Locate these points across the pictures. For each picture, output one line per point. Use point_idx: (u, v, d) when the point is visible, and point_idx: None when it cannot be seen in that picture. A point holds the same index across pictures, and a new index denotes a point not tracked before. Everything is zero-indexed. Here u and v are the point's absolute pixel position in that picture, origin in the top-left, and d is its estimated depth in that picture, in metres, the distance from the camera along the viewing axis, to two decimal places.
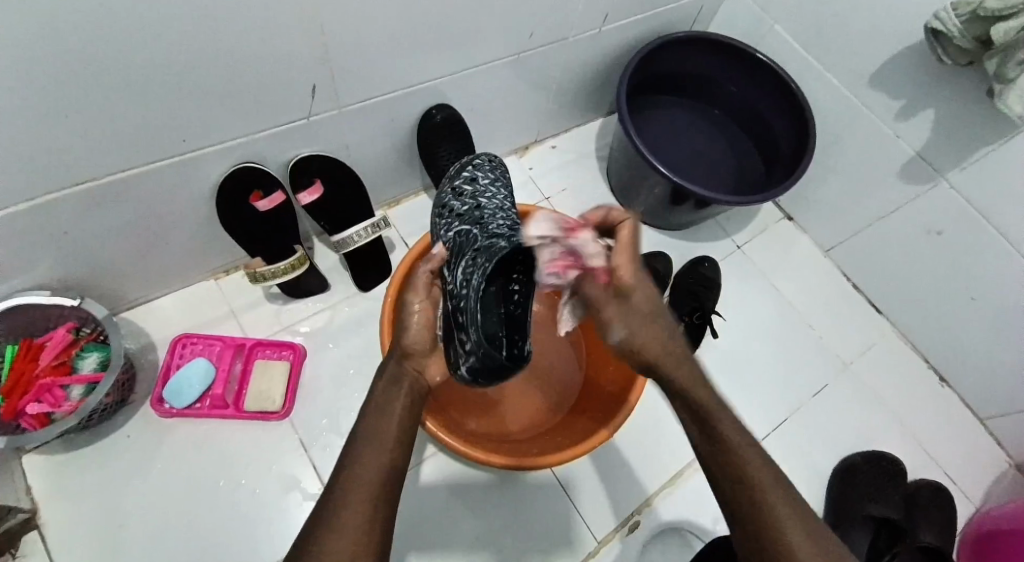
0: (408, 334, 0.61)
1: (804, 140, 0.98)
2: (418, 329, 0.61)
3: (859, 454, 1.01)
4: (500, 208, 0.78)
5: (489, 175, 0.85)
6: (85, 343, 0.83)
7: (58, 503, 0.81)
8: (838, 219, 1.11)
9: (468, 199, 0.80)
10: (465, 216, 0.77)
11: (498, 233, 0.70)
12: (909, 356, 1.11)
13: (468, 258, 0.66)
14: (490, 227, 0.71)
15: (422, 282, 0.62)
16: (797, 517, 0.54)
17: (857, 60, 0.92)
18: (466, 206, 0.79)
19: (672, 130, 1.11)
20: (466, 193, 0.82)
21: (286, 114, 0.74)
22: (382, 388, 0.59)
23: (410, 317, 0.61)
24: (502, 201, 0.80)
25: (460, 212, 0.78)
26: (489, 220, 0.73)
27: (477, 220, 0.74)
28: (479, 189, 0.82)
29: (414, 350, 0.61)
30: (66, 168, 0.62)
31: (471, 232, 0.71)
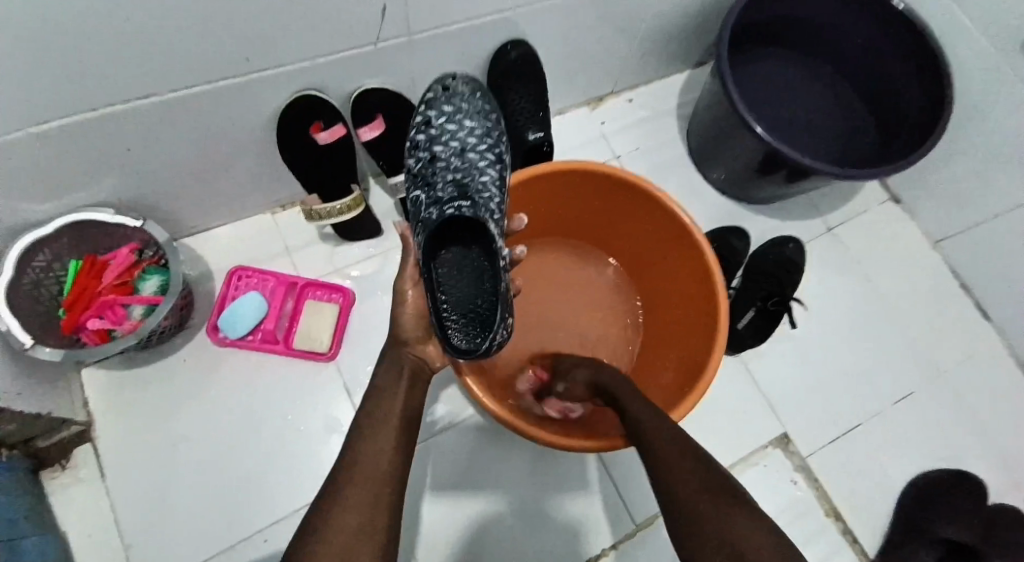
0: (398, 323, 0.63)
1: (937, 105, 0.85)
2: (410, 313, 0.63)
3: (941, 469, 0.92)
4: (455, 155, 0.69)
5: (444, 111, 0.71)
6: (146, 266, 0.83)
7: (111, 419, 0.83)
8: (955, 206, 0.97)
9: (423, 150, 0.70)
10: (417, 177, 0.69)
11: (440, 198, 0.66)
12: (1014, 369, 0.98)
13: (414, 236, 0.64)
14: (437, 190, 0.67)
15: (405, 272, 0.64)
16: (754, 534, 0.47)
17: (1017, 17, 0.78)
18: (418, 162, 0.70)
19: (774, 87, 1.00)
20: (421, 143, 0.70)
21: (353, 38, 0.68)
22: (382, 370, 0.60)
23: (401, 302, 0.64)
24: (461, 141, 0.70)
25: (414, 172, 0.70)
26: (437, 179, 0.68)
27: (427, 181, 0.68)
28: (434, 134, 0.70)
29: (410, 336, 0.63)
30: (125, 81, 0.60)
31: (419, 199, 0.67)
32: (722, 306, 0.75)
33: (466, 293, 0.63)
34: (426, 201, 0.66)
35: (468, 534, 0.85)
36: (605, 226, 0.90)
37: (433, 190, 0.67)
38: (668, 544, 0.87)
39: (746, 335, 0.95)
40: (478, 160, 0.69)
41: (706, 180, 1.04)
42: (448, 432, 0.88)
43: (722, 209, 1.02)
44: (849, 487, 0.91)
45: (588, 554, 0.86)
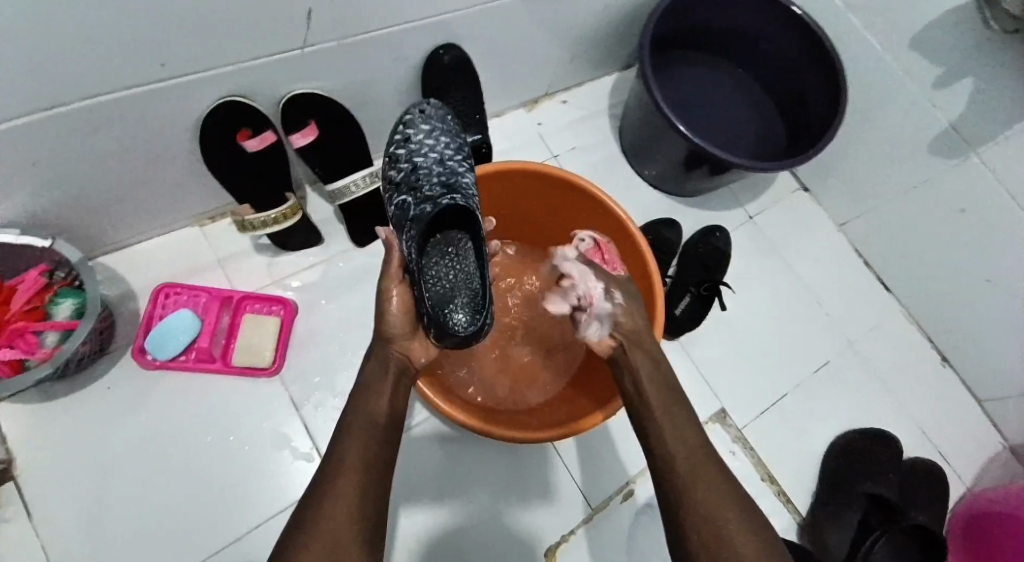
0: (387, 321, 0.62)
1: (834, 101, 0.93)
2: (397, 311, 0.62)
3: (857, 430, 1.00)
4: (437, 162, 0.71)
5: (424, 129, 0.74)
6: (58, 288, 0.77)
7: (32, 456, 0.77)
8: (857, 191, 1.07)
9: (404, 163, 0.71)
10: (402, 185, 0.69)
11: (430, 194, 0.67)
12: (914, 335, 1.09)
13: (405, 234, 0.64)
14: (425, 191, 0.67)
15: (393, 269, 0.62)
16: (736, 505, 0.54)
17: (897, 20, 0.87)
18: (401, 173, 0.70)
19: (694, 88, 1.06)
20: (401, 156, 0.72)
21: (283, 42, 0.67)
22: (368, 368, 0.61)
23: (386, 301, 0.62)
24: (439, 152, 0.73)
25: (398, 182, 0.70)
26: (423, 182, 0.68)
27: (413, 186, 0.68)
28: (415, 148, 0.72)
29: (395, 334, 0.62)
30: (35, 88, 0.56)
31: (407, 202, 0.67)
32: (656, 285, 0.80)
33: (454, 285, 0.65)
34: (415, 201, 0.67)
35: (432, 537, 0.85)
36: (549, 216, 0.91)
37: (420, 191, 0.67)
38: (624, 525, 0.90)
39: (682, 321, 0.99)
40: (459, 170, 0.72)
41: (638, 176, 1.08)
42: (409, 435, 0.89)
43: (653, 204, 1.08)
44: (781, 455, 0.98)
45: (551, 541, 0.88)
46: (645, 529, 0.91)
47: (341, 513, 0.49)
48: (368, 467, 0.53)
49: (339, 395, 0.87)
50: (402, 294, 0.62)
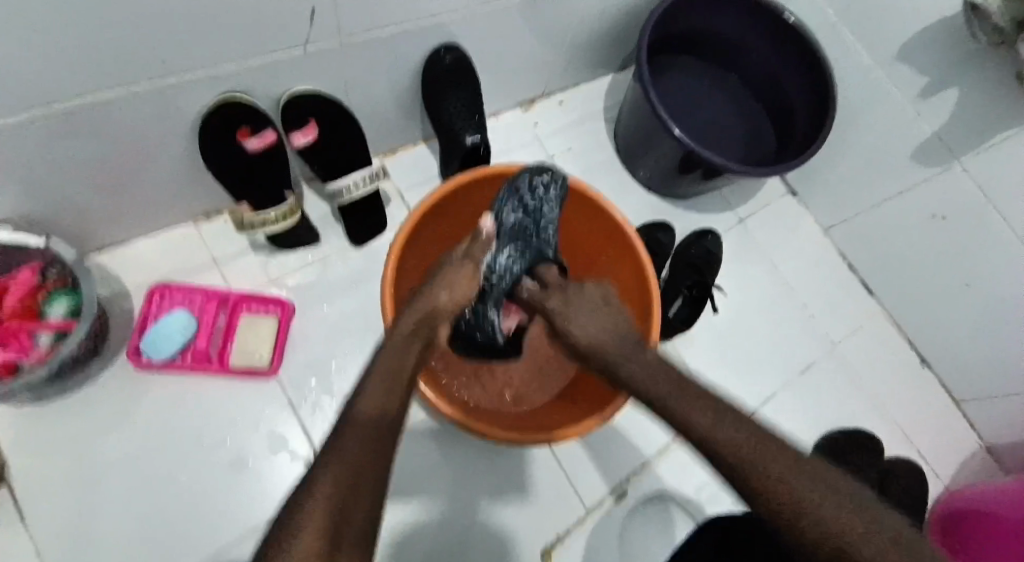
0: (444, 298, 0.62)
1: (823, 108, 0.95)
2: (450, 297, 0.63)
3: (840, 430, 1.03)
4: (559, 213, 0.79)
5: (559, 190, 0.78)
6: (51, 288, 0.76)
7: (25, 456, 0.76)
8: (844, 196, 1.10)
9: (538, 194, 0.77)
10: (528, 210, 0.76)
11: (549, 241, 0.77)
12: (893, 336, 1.13)
13: (514, 248, 0.74)
14: (547, 233, 0.76)
15: (474, 258, 0.67)
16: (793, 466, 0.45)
17: (885, 30, 0.89)
18: (534, 202, 0.76)
19: (687, 92, 1.08)
20: (540, 189, 0.77)
21: (282, 43, 0.67)
22: (392, 345, 0.56)
23: (458, 269, 0.65)
24: (558, 215, 0.79)
25: (525, 205, 0.76)
26: (547, 224, 0.77)
27: (537, 220, 0.76)
28: (540, 203, 0.77)
29: (444, 309, 0.63)
30: (30, 88, 0.55)
31: (526, 227, 0.75)
32: (653, 285, 0.82)
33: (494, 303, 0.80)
34: (536, 235, 0.76)
35: (430, 533, 0.87)
36: (573, 206, 0.88)
37: (542, 232, 0.76)
38: (616, 526, 0.92)
39: (677, 322, 1.01)
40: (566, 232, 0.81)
41: (633, 178, 1.10)
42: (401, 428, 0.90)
43: (647, 206, 1.09)
44: None
45: (546, 539, 0.90)
46: (635, 529, 0.93)
47: (330, 522, 0.40)
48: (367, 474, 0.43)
49: (337, 395, 0.87)
50: (469, 282, 0.65)
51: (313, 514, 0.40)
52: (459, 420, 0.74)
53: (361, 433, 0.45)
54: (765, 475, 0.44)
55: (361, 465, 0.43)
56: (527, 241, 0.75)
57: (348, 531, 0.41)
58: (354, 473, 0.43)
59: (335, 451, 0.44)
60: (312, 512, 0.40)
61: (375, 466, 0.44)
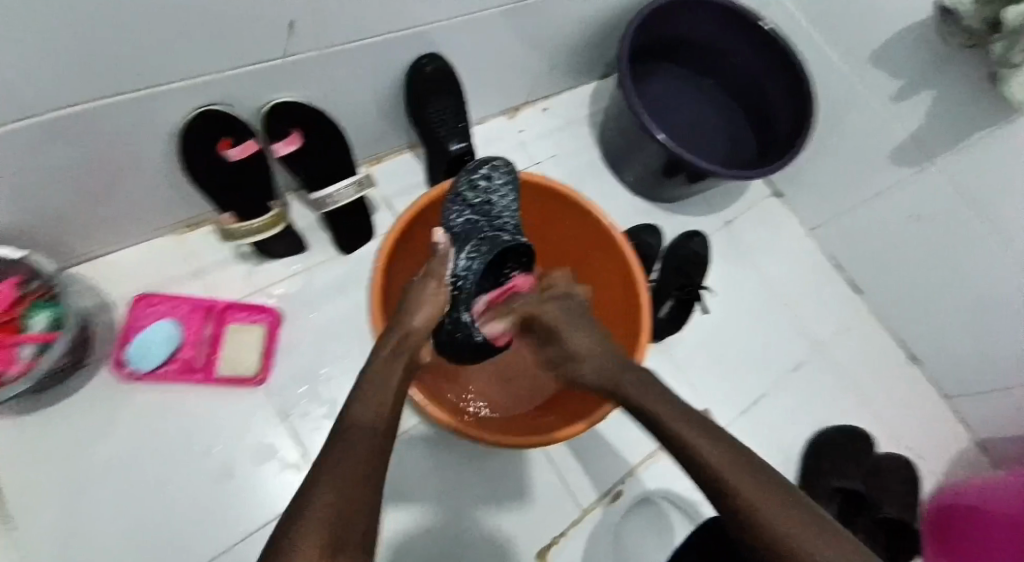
0: (414, 317, 0.63)
1: (802, 110, 0.97)
2: (424, 317, 0.64)
3: (833, 427, 1.04)
4: (511, 204, 0.78)
5: (507, 179, 0.79)
6: (33, 300, 0.74)
7: (4, 475, 0.75)
8: (826, 197, 1.12)
9: (481, 193, 0.77)
10: (476, 207, 0.76)
11: (505, 229, 0.75)
12: (880, 334, 1.14)
13: (472, 246, 0.72)
14: (500, 224, 0.75)
15: (438, 271, 0.69)
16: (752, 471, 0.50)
17: (859, 35, 0.91)
18: (477, 198, 0.76)
19: (669, 98, 1.09)
20: (481, 186, 0.77)
21: (264, 52, 0.67)
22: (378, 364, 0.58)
23: (426, 296, 0.66)
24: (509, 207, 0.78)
25: (471, 203, 0.76)
26: (499, 216, 0.76)
27: (489, 214, 0.75)
28: (493, 187, 0.78)
29: (418, 331, 0.63)
30: (9, 98, 0.55)
31: (480, 224, 0.74)
32: (640, 283, 0.83)
33: None
34: (490, 226, 0.74)
35: (423, 542, 0.85)
36: (543, 210, 0.90)
37: (494, 221, 0.75)
38: (611, 526, 0.92)
39: (664, 325, 1.02)
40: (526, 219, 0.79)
41: (618, 183, 1.11)
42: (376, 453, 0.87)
43: (633, 210, 1.10)
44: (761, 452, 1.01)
45: (542, 543, 0.88)
46: (632, 528, 0.92)
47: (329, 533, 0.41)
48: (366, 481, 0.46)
49: (326, 404, 0.86)
50: (437, 298, 0.66)
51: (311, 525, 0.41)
52: (456, 427, 0.73)
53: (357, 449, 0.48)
54: (728, 482, 0.50)
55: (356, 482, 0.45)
56: (482, 235, 0.73)
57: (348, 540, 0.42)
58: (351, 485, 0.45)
59: (325, 470, 0.46)
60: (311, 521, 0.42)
61: (371, 475, 0.47)
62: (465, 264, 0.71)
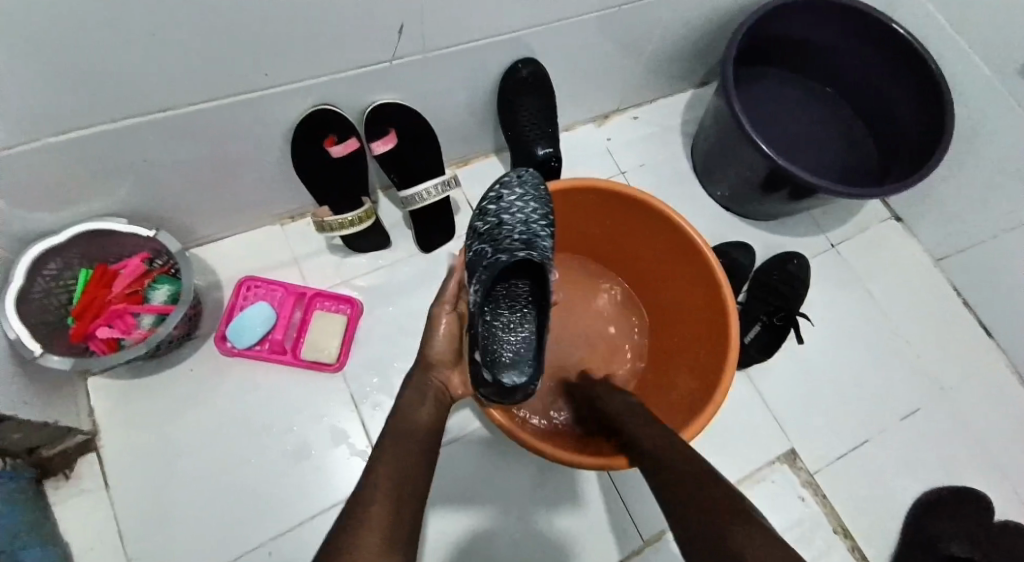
0: (432, 346, 0.67)
1: (938, 125, 0.86)
2: (443, 341, 0.67)
3: (950, 488, 0.92)
4: (522, 223, 0.73)
5: (520, 193, 0.76)
6: (157, 275, 0.85)
7: (116, 427, 0.84)
8: (957, 224, 0.99)
9: (491, 217, 0.75)
10: (484, 235, 0.73)
11: (508, 247, 0.70)
12: (1014, 385, 0.99)
13: (474, 275, 0.69)
14: (502, 243, 0.70)
15: (448, 295, 0.71)
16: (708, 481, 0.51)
17: (1015, 42, 0.80)
18: (486, 225, 0.74)
19: (777, 107, 1.02)
20: (490, 211, 0.75)
21: (369, 56, 0.70)
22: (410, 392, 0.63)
23: (438, 326, 0.68)
24: (527, 215, 0.74)
25: (482, 230, 0.74)
26: (504, 236, 0.71)
27: (493, 238, 0.72)
28: (504, 207, 0.75)
29: (438, 360, 0.67)
30: (145, 93, 0.61)
31: (484, 251, 0.71)
32: (730, 305, 0.77)
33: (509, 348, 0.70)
34: (491, 250, 0.70)
35: (476, 546, 0.85)
36: (576, 205, 0.85)
37: (500, 241, 0.71)
38: (675, 559, 0.87)
39: (752, 350, 0.95)
40: (542, 232, 0.74)
41: (710, 197, 1.05)
42: (448, 446, 0.89)
43: (725, 225, 1.04)
44: (853, 502, 0.91)
45: None
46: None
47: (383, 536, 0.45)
48: (409, 481, 0.51)
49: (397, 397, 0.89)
50: (451, 324, 0.69)
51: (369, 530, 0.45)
52: (524, 441, 0.72)
53: (392, 460, 0.52)
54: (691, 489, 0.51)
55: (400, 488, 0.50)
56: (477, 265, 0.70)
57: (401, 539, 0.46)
58: (402, 486, 0.50)
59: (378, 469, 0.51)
60: (366, 526, 0.45)
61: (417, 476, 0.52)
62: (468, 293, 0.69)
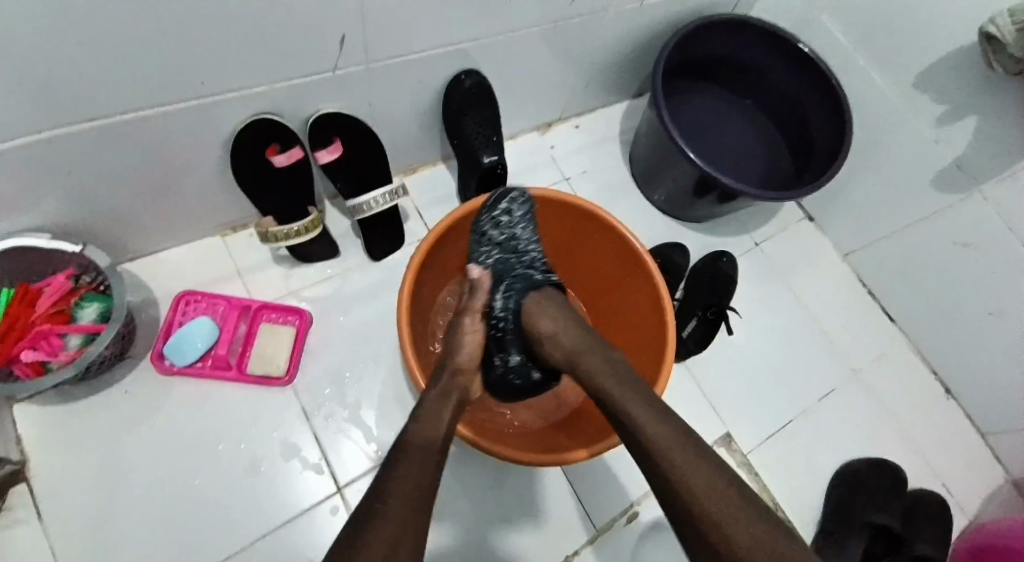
0: (461, 354, 0.69)
1: (840, 132, 0.96)
2: (471, 345, 0.70)
3: (863, 459, 1.00)
4: (532, 240, 0.82)
5: (525, 209, 0.83)
6: (84, 293, 0.79)
7: (49, 456, 0.79)
8: (863, 222, 1.10)
9: (506, 229, 0.81)
10: (502, 247, 0.80)
11: (535, 266, 0.79)
12: (915, 365, 1.11)
13: (506, 286, 0.76)
14: (525, 259, 0.80)
15: (478, 307, 0.74)
16: (727, 494, 0.50)
17: (903, 60, 0.90)
18: (503, 237, 0.81)
19: (703, 118, 1.10)
20: (503, 221, 0.81)
21: (313, 64, 0.70)
22: (431, 399, 0.62)
23: (465, 333, 0.71)
24: (533, 235, 0.83)
25: (498, 241, 0.80)
26: (524, 253, 0.80)
27: (513, 251, 0.80)
28: (515, 221, 0.82)
29: (464, 365, 0.69)
30: (79, 102, 0.59)
31: (509, 262, 0.79)
32: (667, 304, 0.83)
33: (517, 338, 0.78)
34: (518, 265, 0.78)
35: (440, 547, 0.86)
36: (546, 221, 0.91)
37: (520, 257, 0.80)
38: (629, 544, 0.91)
39: (690, 344, 1.01)
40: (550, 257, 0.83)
41: (648, 202, 1.11)
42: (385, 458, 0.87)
43: (662, 228, 1.10)
44: (783, 479, 0.99)
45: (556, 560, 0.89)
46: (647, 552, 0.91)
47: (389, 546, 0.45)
48: (419, 487, 0.51)
49: (350, 407, 0.88)
50: (476, 331, 0.72)
51: (372, 544, 0.45)
52: (475, 444, 0.74)
53: (407, 468, 0.51)
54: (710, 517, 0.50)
55: (411, 495, 0.50)
56: (511, 277, 0.77)
57: (407, 545, 0.47)
58: (410, 498, 0.49)
59: (385, 482, 0.50)
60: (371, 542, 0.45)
61: (425, 480, 0.52)
62: (504, 303, 0.74)
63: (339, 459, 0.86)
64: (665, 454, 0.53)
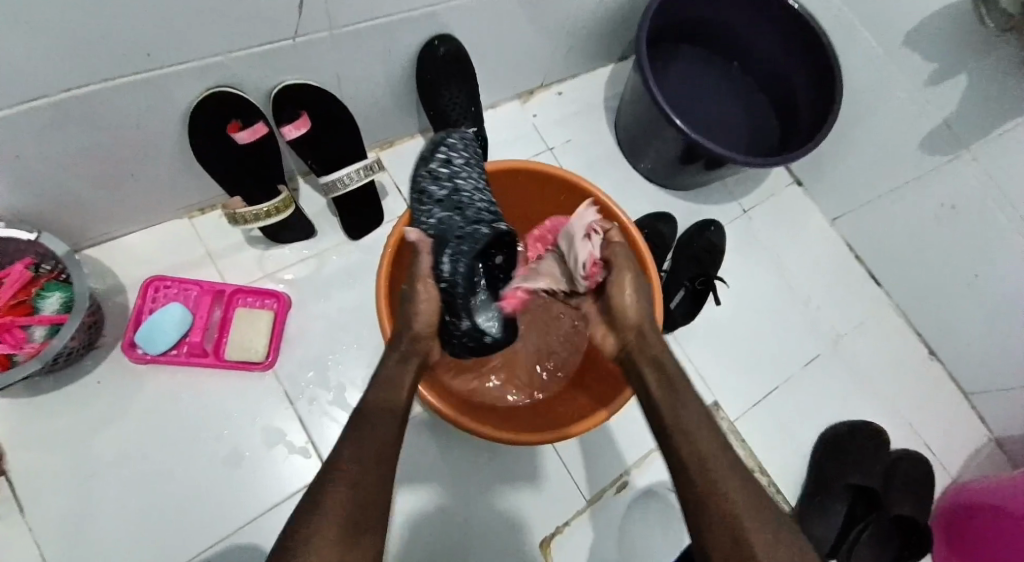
0: (418, 321, 0.64)
1: (828, 93, 0.93)
2: (423, 314, 0.64)
3: (845, 423, 1.01)
4: (476, 189, 0.74)
5: (465, 157, 0.79)
6: (45, 282, 0.76)
7: (21, 451, 0.76)
8: (850, 187, 1.08)
9: (446, 182, 0.74)
10: (444, 203, 0.72)
11: (481, 219, 0.69)
12: (901, 328, 1.11)
13: (452, 247, 0.66)
14: (470, 212, 0.70)
15: (425, 273, 0.65)
16: (752, 503, 0.51)
17: (892, 17, 0.87)
18: (444, 192, 0.73)
19: (688, 82, 1.06)
20: (443, 175, 0.75)
21: (272, 33, 0.66)
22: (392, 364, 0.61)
23: (417, 301, 0.64)
24: (476, 181, 0.76)
25: (439, 197, 0.73)
26: (469, 205, 0.71)
27: (457, 206, 0.71)
28: (455, 170, 0.76)
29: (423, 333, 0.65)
30: (17, 82, 0.54)
31: (451, 219, 0.69)
32: (654, 275, 0.81)
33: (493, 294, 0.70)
34: (461, 220, 0.69)
35: (431, 526, 0.86)
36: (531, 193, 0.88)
37: (465, 212, 0.70)
38: (619, 516, 0.91)
39: (678, 315, 1.00)
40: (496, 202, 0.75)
41: (634, 170, 1.08)
42: None
43: (648, 197, 1.07)
44: (771, 445, 1.00)
45: (545, 532, 0.88)
46: (636, 520, 0.91)
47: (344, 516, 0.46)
48: (378, 454, 0.51)
49: (334, 390, 0.86)
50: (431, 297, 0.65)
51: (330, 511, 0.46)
52: (459, 424, 0.72)
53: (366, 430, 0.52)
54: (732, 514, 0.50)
55: (371, 462, 0.50)
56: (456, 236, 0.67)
57: (366, 517, 0.47)
58: (367, 460, 0.50)
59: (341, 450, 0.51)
60: (321, 517, 0.45)
61: (386, 441, 0.53)
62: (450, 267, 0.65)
63: (324, 443, 0.84)
64: (699, 441, 0.55)
